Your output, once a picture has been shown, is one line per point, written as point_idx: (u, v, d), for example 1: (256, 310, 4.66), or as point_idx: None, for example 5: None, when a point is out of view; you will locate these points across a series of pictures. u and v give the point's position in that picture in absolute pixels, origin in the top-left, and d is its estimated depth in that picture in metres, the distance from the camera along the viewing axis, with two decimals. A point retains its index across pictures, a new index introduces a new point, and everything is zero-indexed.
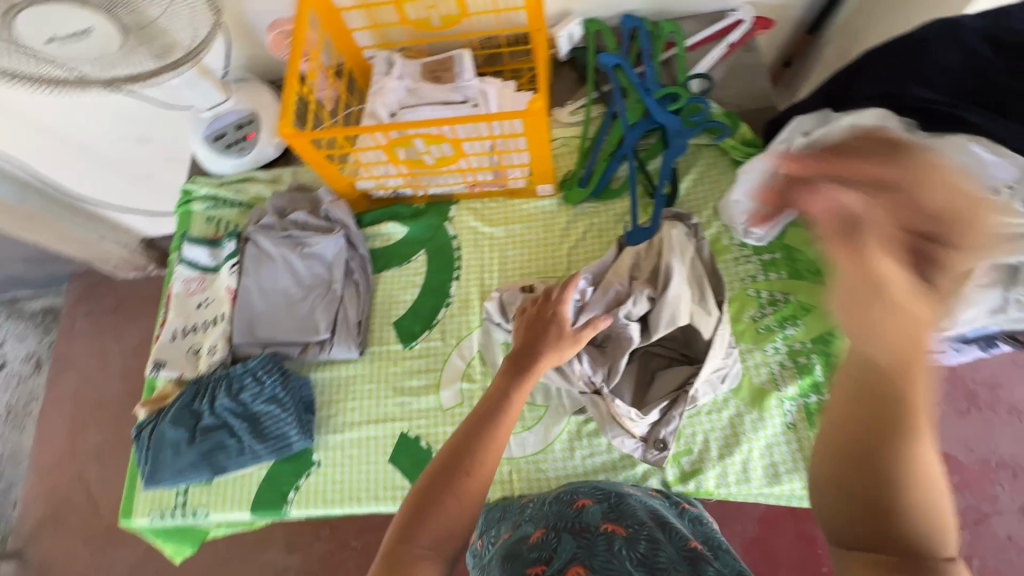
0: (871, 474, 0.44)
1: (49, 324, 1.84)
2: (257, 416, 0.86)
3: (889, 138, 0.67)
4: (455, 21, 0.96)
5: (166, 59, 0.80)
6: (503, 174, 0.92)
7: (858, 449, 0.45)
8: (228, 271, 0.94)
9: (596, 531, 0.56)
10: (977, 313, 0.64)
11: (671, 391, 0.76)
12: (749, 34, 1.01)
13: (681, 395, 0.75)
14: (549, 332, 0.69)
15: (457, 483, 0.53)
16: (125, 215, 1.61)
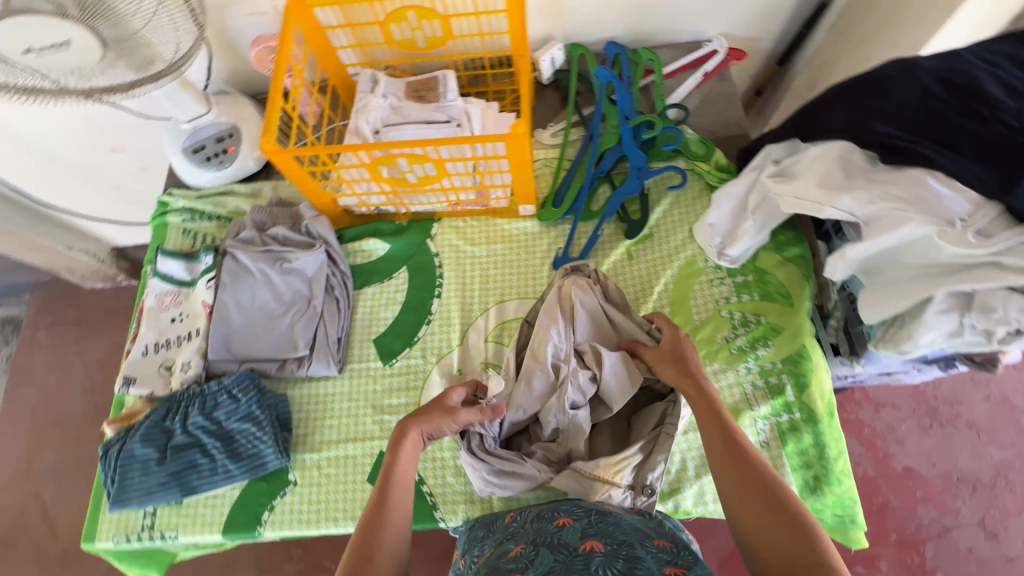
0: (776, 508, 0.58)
1: (8, 335, 1.77)
2: (232, 434, 0.84)
3: (852, 169, 0.71)
4: (440, 42, 0.97)
5: (146, 71, 0.80)
6: (486, 194, 0.93)
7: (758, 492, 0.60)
8: (204, 285, 0.92)
9: (575, 547, 0.56)
10: (938, 336, 0.67)
11: (650, 431, 0.77)
12: (723, 64, 1.06)
13: (660, 433, 0.76)
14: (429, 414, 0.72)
15: (366, 571, 0.59)
16: (95, 224, 1.57)
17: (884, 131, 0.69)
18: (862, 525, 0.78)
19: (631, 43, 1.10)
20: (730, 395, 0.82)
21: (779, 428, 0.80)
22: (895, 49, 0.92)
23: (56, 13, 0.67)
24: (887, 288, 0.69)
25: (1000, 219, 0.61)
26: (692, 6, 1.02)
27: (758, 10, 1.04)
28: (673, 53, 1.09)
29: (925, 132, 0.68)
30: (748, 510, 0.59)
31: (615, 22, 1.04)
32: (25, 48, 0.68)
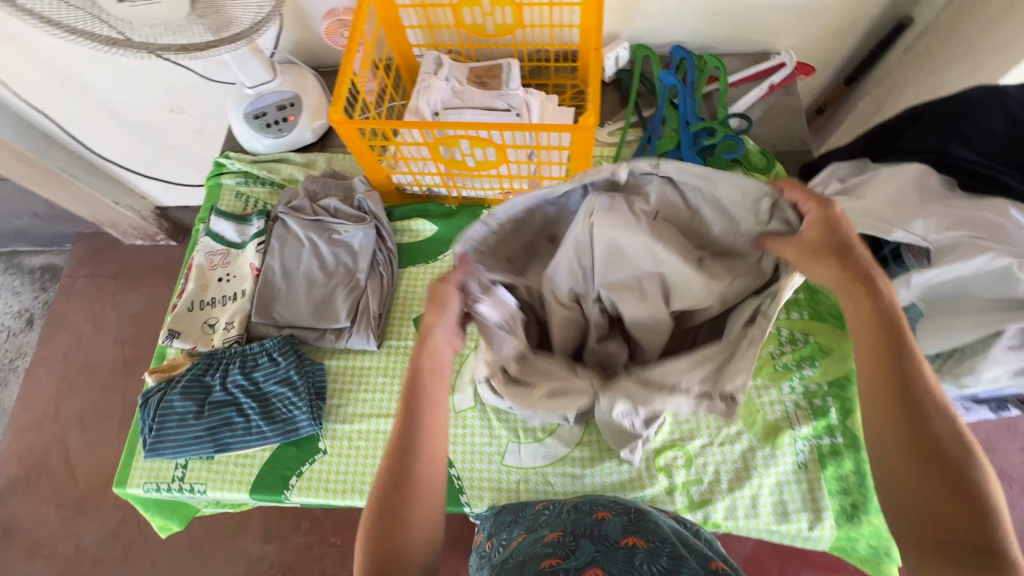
0: (946, 469, 0.48)
1: (48, 282, 1.83)
2: (268, 396, 0.85)
3: (930, 194, 0.68)
4: (509, 30, 0.97)
5: (222, 33, 0.82)
6: (539, 185, 0.93)
7: (923, 448, 0.49)
8: (254, 249, 0.94)
9: (616, 544, 0.55)
10: (1003, 373, 0.65)
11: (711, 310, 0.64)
12: (790, 78, 1.04)
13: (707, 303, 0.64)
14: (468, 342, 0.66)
15: (415, 503, 0.56)
16: (143, 181, 1.61)
17: (964, 157, 0.68)
18: (896, 560, 0.76)
19: (696, 48, 1.09)
20: (771, 412, 0.80)
21: (819, 451, 0.78)
22: (974, 77, 0.89)
23: None
24: (953, 318, 0.67)
25: None
26: (766, 16, 1.00)
27: (832, 26, 1.02)
28: (738, 63, 1.07)
29: (1007, 159, 0.67)
30: (904, 477, 0.49)
31: (685, 26, 1.03)
32: None
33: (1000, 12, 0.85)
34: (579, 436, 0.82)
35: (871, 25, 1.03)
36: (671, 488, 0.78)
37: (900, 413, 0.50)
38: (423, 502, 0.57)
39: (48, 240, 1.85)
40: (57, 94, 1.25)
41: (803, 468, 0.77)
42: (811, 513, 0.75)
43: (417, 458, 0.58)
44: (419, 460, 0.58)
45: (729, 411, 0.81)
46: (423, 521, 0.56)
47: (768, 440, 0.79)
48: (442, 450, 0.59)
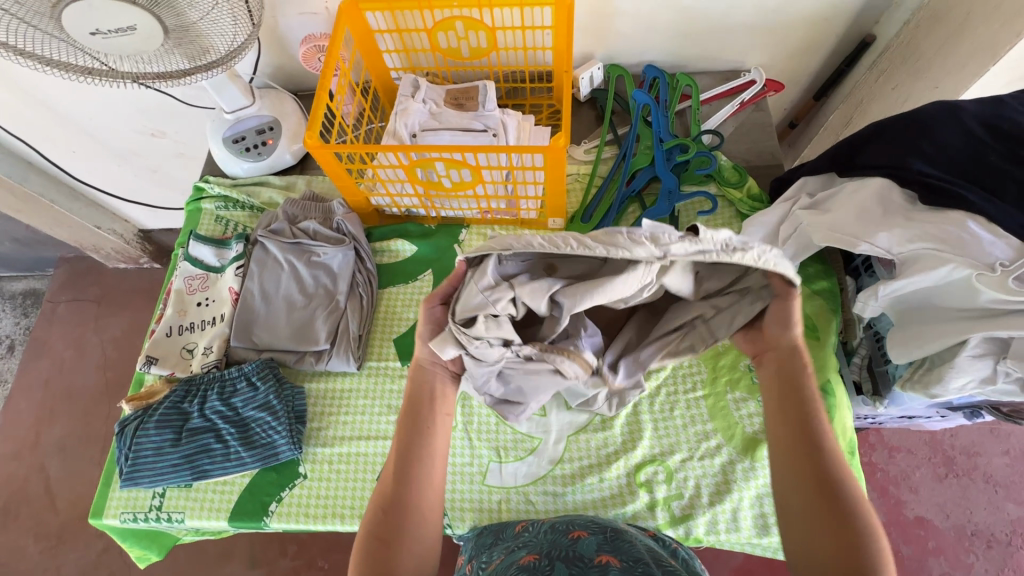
0: (830, 496, 0.57)
1: (29, 307, 1.81)
2: (247, 421, 0.84)
3: (889, 208, 0.71)
4: (484, 53, 0.99)
5: (200, 60, 0.83)
6: (517, 204, 0.94)
7: (814, 478, 0.59)
8: (232, 273, 0.93)
9: (590, 562, 0.55)
10: (968, 382, 0.65)
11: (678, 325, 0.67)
12: (760, 94, 1.06)
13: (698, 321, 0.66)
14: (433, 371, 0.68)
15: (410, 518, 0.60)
16: (125, 205, 1.60)
17: (924, 172, 0.69)
18: None
19: (669, 67, 1.12)
20: (750, 424, 0.81)
21: None
22: (937, 91, 0.92)
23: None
24: (920, 328, 0.68)
25: None
26: (734, 36, 1.03)
27: (798, 44, 1.05)
28: (710, 81, 1.10)
29: (967, 176, 0.68)
30: (803, 528, 0.58)
31: (656, 46, 1.06)
32: (92, 30, 0.71)
33: (956, 30, 0.88)
34: (558, 454, 0.82)
35: (836, 43, 1.06)
36: (653, 504, 0.78)
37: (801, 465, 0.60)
38: (424, 517, 0.61)
39: (29, 265, 1.83)
40: (36, 121, 1.25)
41: None
42: None
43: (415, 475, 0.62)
44: (410, 485, 0.62)
45: (708, 424, 0.82)
46: (423, 530, 0.61)
47: (747, 453, 0.79)
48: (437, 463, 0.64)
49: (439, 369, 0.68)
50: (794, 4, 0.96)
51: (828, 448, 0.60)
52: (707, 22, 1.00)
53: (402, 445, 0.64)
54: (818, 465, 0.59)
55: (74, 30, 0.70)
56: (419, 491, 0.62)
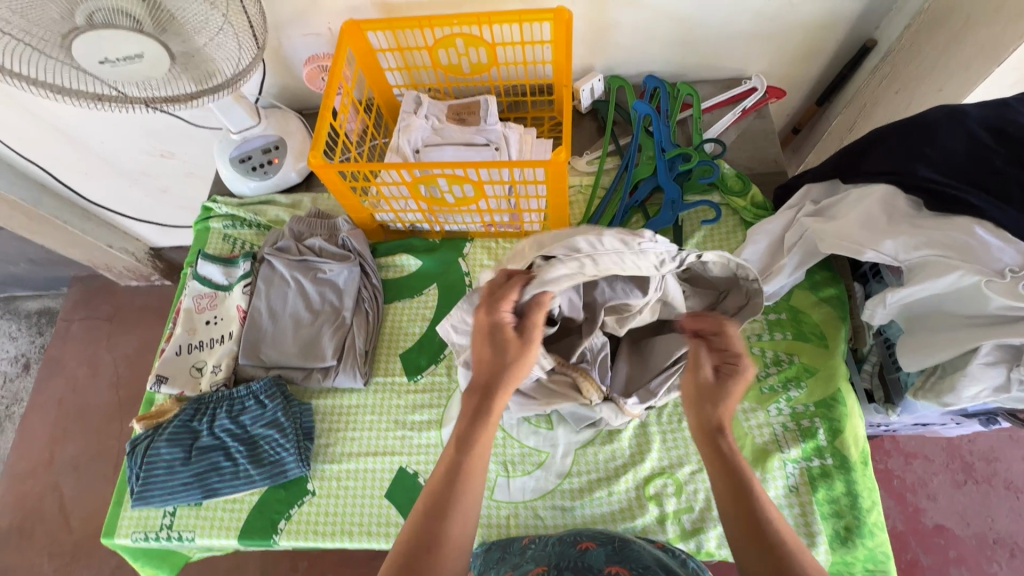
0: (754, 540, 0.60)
1: (44, 326, 1.84)
2: (256, 439, 0.85)
3: (895, 215, 0.70)
4: (485, 68, 1.00)
5: (207, 83, 0.84)
6: (520, 217, 0.95)
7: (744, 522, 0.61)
8: (240, 291, 0.95)
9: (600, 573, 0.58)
10: (982, 390, 0.64)
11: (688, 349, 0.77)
12: (761, 102, 1.06)
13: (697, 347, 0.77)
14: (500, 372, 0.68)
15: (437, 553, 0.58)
16: (136, 224, 1.63)
17: (927, 177, 0.68)
18: None
19: (670, 77, 1.12)
20: (759, 435, 0.80)
21: (810, 473, 0.77)
22: (941, 94, 0.91)
23: (132, 27, 0.70)
24: (931, 335, 0.67)
25: None
26: (733, 44, 1.03)
27: (799, 51, 1.05)
28: (711, 89, 1.10)
29: (972, 181, 0.67)
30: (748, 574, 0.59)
31: (656, 56, 1.06)
32: (101, 59, 0.72)
33: (957, 33, 0.87)
34: (566, 467, 0.82)
35: (837, 49, 1.06)
36: (663, 518, 0.77)
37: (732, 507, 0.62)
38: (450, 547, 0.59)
39: (43, 285, 1.86)
40: (49, 146, 1.28)
41: (795, 492, 0.76)
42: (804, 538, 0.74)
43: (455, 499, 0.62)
44: (449, 518, 0.60)
45: None
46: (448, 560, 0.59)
47: (757, 464, 0.78)
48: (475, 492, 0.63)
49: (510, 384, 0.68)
50: (792, 11, 0.96)
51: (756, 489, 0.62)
52: (706, 32, 1.00)
53: (448, 465, 0.64)
54: (746, 505, 0.61)
55: (83, 59, 0.72)
56: (457, 525, 0.61)
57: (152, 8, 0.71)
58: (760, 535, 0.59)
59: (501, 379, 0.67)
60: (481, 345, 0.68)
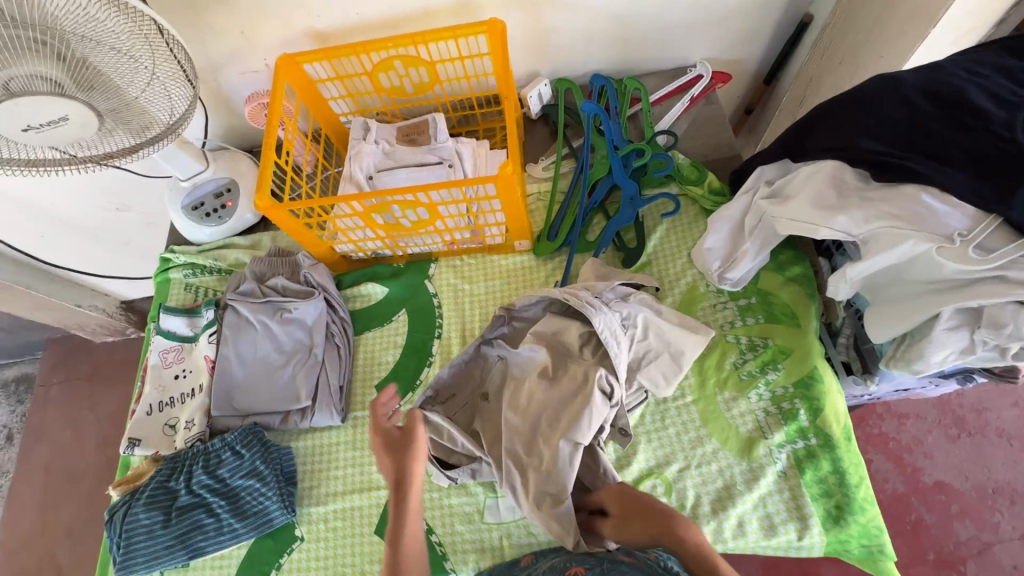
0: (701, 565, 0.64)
1: (22, 394, 1.79)
2: (236, 491, 0.83)
3: (842, 191, 0.70)
4: (428, 87, 0.99)
5: (144, 135, 0.83)
6: (481, 233, 0.94)
7: (694, 563, 0.64)
8: (206, 341, 0.93)
9: None
10: (950, 354, 0.65)
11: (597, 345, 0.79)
12: (708, 88, 1.07)
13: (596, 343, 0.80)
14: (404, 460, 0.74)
15: None
16: (103, 279, 1.60)
17: (871, 148, 0.68)
18: (891, 556, 0.73)
19: (616, 73, 1.12)
20: (743, 424, 0.80)
21: (796, 456, 0.77)
22: (882, 61, 0.91)
23: (54, 90, 0.68)
24: (894, 306, 0.68)
25: (1001, 232, 0.59)
26: (673, 34, 1.03)
27: (739, 34, 1.06)
28: (658, 81, 1.10)
29: (913, 147, 0.66)
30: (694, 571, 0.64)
31: (599, 54, 1.06)
32: (24, 125, 0.70)
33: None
34: None
35: (777, 27, 1.06)
36: None
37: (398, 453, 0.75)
38: None
39: (16, 352, 1.82)
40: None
41: (783, 477, 0.76)
42: (798, 522, 0.74)
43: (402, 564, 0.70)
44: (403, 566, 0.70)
45: (702, 430, 0.81)
46: None
47: (745, 454, 0.78)
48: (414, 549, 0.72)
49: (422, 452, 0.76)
50: None
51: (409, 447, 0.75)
52: (645, 25, 1.00)
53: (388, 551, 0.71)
54: (395, 455, 0.75)
55: (6, 129, 0.70)
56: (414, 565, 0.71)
57: (75, 66, 0.69)
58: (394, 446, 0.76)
59: (408, 474, 0.73)
60: (382, 456, 0.77)
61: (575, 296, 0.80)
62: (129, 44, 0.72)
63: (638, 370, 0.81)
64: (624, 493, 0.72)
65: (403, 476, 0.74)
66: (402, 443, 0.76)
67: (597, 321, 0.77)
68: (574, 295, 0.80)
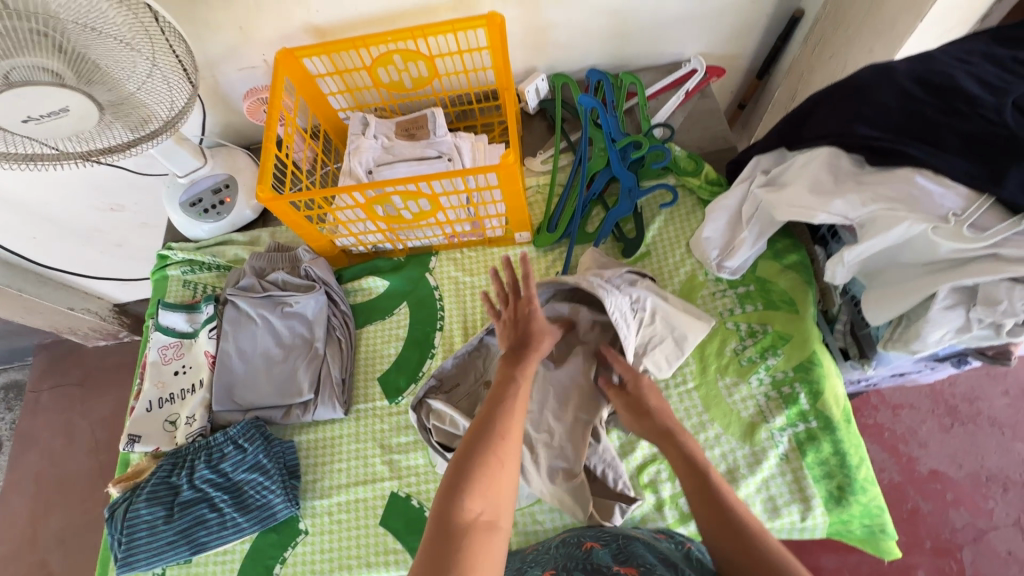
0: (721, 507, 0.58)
1: (12, 400, 1.76)
2: (239, 485, 0.82)
3: (838, 177, 0.72)
4: (427, 82, 1.00)
5: (142, 131, 0.82)
6: (481, 225, 0.94)
7: (691, 478, 0.62)
8: (206, 336, 0.92)
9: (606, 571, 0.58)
10: (946, 333, 0.66)
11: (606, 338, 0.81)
12: (703, 82, 1.08)
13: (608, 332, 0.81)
14: (529, 325, 0.71)
15: (488, 461, 0.56)
16: (96, 281, 1.58)
17: (867, 135, 0.70)
18: (892, 536, 0.74)
19: (612, 69, 1.13)
20: (744, 409, 0.81)
21: (797, 439, 0.78)
22: (872, 55, 0.94)
23: (54, 81, 0.68)
24: (892, 288, 0.69)
25: (993, 212, 0.61)
26: (668, 29, 1.05)
27: (732, 30, 1.08)
28: (653, 76, 1.12)
29: (907, 133, 0.68)
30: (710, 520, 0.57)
31: (595, 50, 1.07)
32: (23, 117, 0.69)
33: None
34: None
35: (769, 22, 1.08)
36: (659, 504, 0.77)
37: (522, 325, 0.72)
38: (497, 470, 0.56)
39: (6, 357, 1.79)
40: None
41: (785, 460, 0.77)
42: (800, 504, 0.75)
43: (494, 422, 0.60)
44: (501, 428, 0.60)
45: (704, 415, 0.81)
46: (491, 477, 0.55)
47: (746, 439, 0.79)
48: (515, 419, 0.62)
49: (533, 319, 0.72)
50: None
51: (536, 322, 0.71)
52: (640, 20, 1.02)
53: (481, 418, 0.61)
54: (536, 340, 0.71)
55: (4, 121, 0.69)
56: (507, 432, 0.60)
57: (73, 58, 0.69)
58: (524, 318, 0.72)
59: (529, 342, 0.70)
60: (505, 328, 0.73)
61: (585, 281, 0.79)
62: (126, 38, 0.73)
63: (644, 355, 0.81)
64: (652, 410, 0.71)
65: (523, 346, 0.70)
66: (531, 327, 0.71)
67: (610, 306, 0.76)
68: (585, 280, 0.78)
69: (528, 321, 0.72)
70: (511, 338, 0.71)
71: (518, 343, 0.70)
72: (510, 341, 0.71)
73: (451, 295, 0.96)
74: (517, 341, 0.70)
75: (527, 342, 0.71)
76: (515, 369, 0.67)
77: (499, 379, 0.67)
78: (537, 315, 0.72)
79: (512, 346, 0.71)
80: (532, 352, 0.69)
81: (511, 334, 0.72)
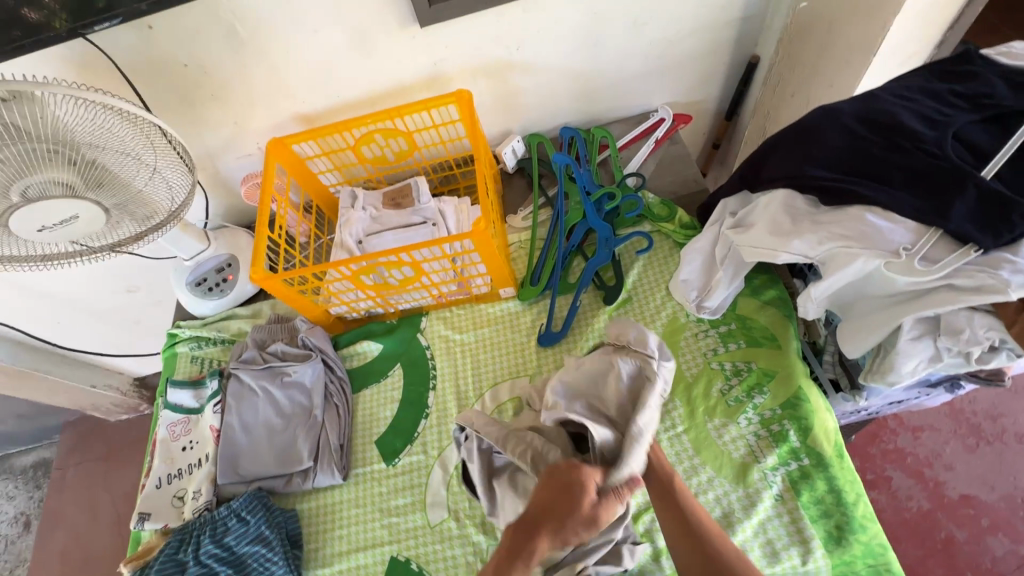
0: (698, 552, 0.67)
1: (39, 479, 1.82)
2: (243, 558, 0.83)
3: (796, 217, 0.74)
4: (408, 154, 1.07)
5: (148, 222, 0.90)
6: (466, 284, 0.98)
7: (691, 544, 0.68)
8: (211, 411, 0.96)
9: None
10: (920, 363, 0.66)
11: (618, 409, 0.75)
12: (672, 129, 1.13)
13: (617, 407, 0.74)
14: (569, 502, 0.61)
15: None
16: (117, 359, 1.65)
17: (817, 175, 0.73)
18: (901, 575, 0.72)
19: (585, 124, 1.19)
20: (735, 450, 0.81)
21: (791, 478, 0.77)
22: (832, 90, 0.98)
23: (66, 192, 0.76)
24: (860, 320, 0.70)
25: (942, 243, 0.62)
26: (633, 84, 1.11)
27: (694, 79, 1.14)
28: (624, 127, 1.17)
29: (854, 171, 0.71)
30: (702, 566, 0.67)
31: (566, 109, 1.14)
32: (39, 226, 0.77)
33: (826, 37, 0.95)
34: None
35: (729, 69, 1.14)
36: (658, 554, 0.77)
37: (563, 498, 0.61)
38: None
39: (34, 437, 1.86)
40: (19, 305, 1.32)
41: (781, 500, 0.77)
42: (800, 546, 0.73)
43: None
44: None
45: (696, 459, 0.81)
46: None
47: (740, 481, 0.78)
48: None
49: (580, 495, 0.61)
50: (675, 46, 1.04)
51: (579, 503, 0.61)
52: (604, 80, 1.08)
53: None
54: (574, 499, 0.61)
55: (24, 231, 0.77)
56: None
57: (84, 169, 0.77)
58: (569, 492, 0.62)
59: (565, 522, 0.61)
60: (548, 488, 0.63)
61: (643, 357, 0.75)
62: (134, 145, 0.80)
63: None
64: (646, 463, 0.72)
65: (556, 525, 0.61)
66: (569, 494, 0.62)
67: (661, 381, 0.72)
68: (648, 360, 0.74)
69: (563, 486, 0.62)
70: (547, 508, 0.62)
71: (547, 514, 0.61)
72: (544, 512, 0.62)
73: (444, 353, 0.99)
74: (541, 514, 0.62)
75: (571, 488, 0.62)
76: (527, 547, 0.61)
77: (504, 557, 0.61)
78: (580, 492, 0.61)
79: (551, 523, 0.61)
80: (564, 531, 0.61)
81: (546, 506, 0.62)
